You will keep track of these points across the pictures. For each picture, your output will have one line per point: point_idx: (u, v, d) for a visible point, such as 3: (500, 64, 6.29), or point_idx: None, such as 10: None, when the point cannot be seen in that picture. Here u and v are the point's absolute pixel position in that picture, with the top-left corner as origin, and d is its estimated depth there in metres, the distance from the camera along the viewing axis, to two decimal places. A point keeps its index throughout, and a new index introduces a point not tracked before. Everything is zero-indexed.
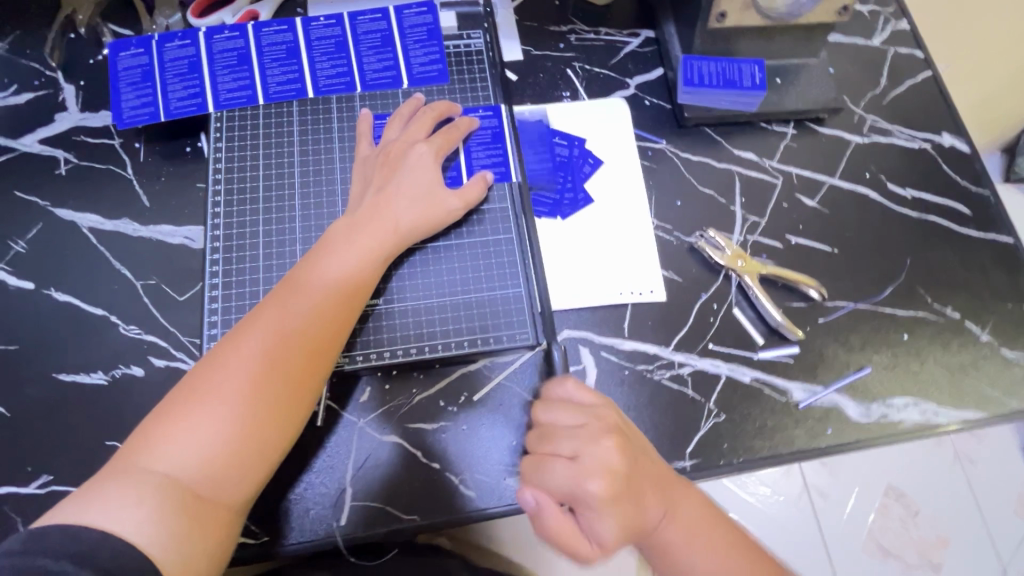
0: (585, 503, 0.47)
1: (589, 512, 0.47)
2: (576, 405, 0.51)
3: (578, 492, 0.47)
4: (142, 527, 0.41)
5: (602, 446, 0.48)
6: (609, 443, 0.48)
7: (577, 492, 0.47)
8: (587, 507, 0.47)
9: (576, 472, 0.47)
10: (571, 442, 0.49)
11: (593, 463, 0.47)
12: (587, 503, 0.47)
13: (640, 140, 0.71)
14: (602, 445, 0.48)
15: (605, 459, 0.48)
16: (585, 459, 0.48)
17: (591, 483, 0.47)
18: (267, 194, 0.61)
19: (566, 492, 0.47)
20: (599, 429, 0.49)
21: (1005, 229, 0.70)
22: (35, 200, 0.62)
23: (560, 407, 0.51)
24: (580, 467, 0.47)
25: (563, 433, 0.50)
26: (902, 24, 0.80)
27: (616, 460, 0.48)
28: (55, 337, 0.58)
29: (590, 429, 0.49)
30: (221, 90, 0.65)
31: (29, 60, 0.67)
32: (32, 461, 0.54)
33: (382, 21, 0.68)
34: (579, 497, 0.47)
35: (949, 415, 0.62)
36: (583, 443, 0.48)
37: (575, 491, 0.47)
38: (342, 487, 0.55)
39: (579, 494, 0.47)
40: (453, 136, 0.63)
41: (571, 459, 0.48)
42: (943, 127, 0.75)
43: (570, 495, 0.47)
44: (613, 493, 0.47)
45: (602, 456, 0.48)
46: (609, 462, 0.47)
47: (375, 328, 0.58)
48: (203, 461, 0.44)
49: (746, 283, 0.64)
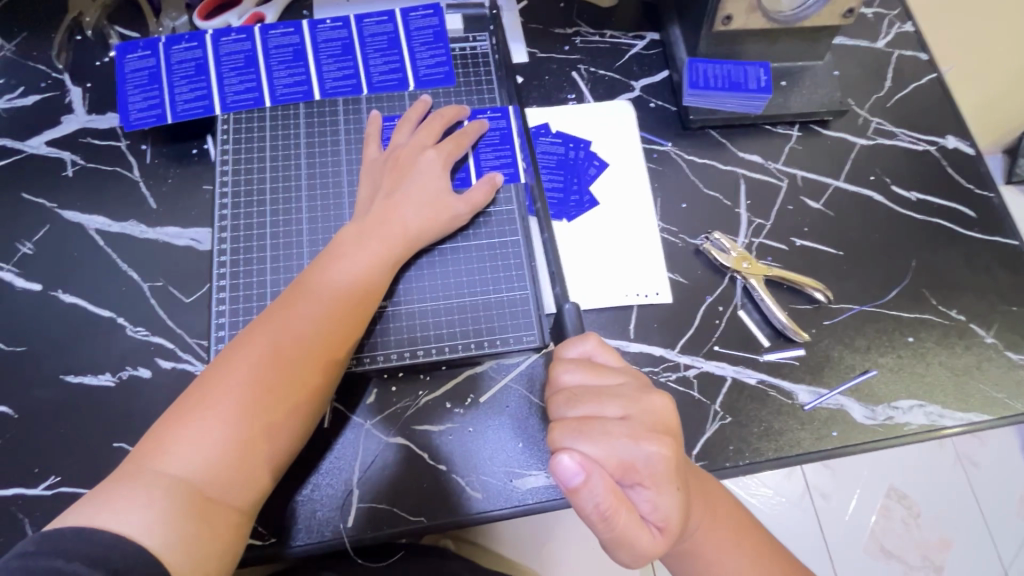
0: (645, 472, 0.43)
1: (648, 484, 0.43)
2: (599, 365, 0.48)
3: (639, 457, 0.43)
4: (152, 528, 0.41)
5: (650, 402, 0.46)
6: (658, 399, 0.47)
7: (634, 457, 0.43)
8: (647, 476, 0.43)
9: (633, 433, 0.44)
10: (618, 402, 0.45)
11: (645, 424, 0.45)
12: (647, 470, 0.43)
13: (646, 143, 0.71)
14: (650, 403, 0.46)
15: (656, 416, 0.46)
16: (638, 419, 0.45)
17: (651, 445, 0.43)
18: (274, 197, 0.62)
19: (624, 461, 0.43)
20: (642, 388, 0.47)
21: (1010, 231, 0.71)
22: (42, 202, 0.62)
23: (588, 367, 0.47)
24: (636, 427, 0.44)
25: (604, 394, 0.46)
26: (907, 27, 0.80)
27: (666, 418, 0.46)
28: (62, 339, 0.58)
29: (632, 388, 0.47)
30: (228, 93, 0.65)
31: (36, 62, 0.67)
32: (40, 462, 0.54)
33: (389, 23, 0.68)
34: (637, 464, 0.43)
35: (954, 417, 0.62)
36: (633, 403, 0.46)
37: (635, 458, 0.43)
38: (349, 489, 0.55)
39: (636, 458, 0.43)
40: (463, 141, 0.63)
41: (622, 419, 0.45)
42: (948, 129, 0.75)
43: (626, 463, 0.43)
44: (671, 457, 0.44)
45: (651, 413, 0.45)
46: (660, 420, 0.46)
47: (382, 330, 0.58)
48: (213, 463, 0.45)
49: (752, 285, 0.64)
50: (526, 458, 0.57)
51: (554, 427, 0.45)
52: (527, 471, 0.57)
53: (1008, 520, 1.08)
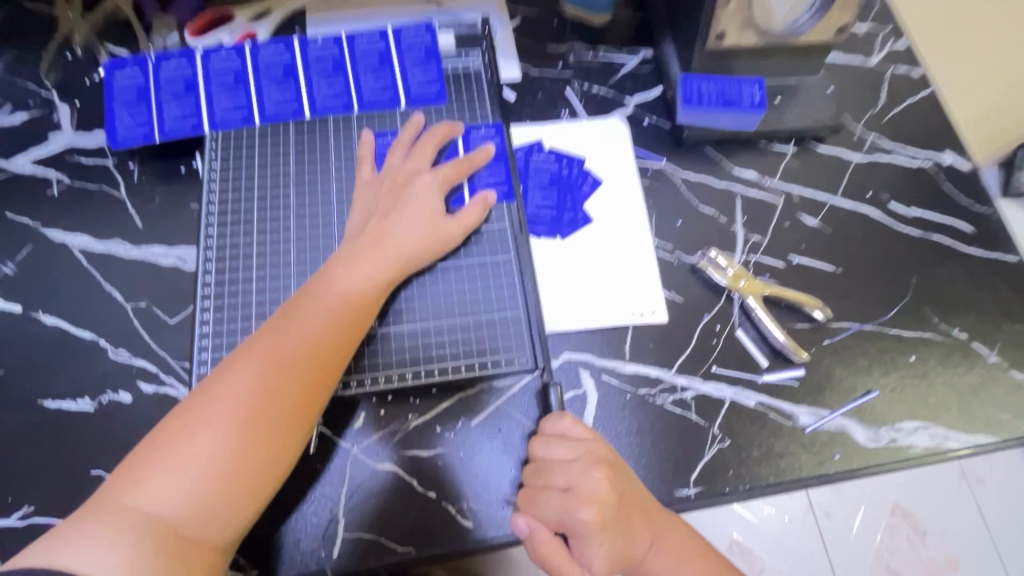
0: (575, 533, 0.49)
1: (581, 543, 0.49)
2: (566, 439, 0.53)
3: (570, 521, 0.49)
4: (121, 569, 0.39)
5: (592, 477, 0.50)
6: (599, 476, 0.50)
7: (566, 521, 0.50)
8: (577, 536, 0.49)
9: (568, 503, 0.50)
10: (563, 476, 0.51)
11: (581, 495, 0.50)
12: (578, 532, 0.49)
13: (640, 159, 0.70)
14: (591, 479, 0.50)
15: (594, 490, 0.50)
16: (577, 491, 0.50)
17: (582, 514, 0.49)
18: (262, 214, 0.61)
19: (560, 522, 0.50)
20: (590, 463, 0.51)
21: (1010, 248, 0.70)
22: (26, 221, 0.61)
23: (553, 443, 0.53)
24: (573, 499, 0.50)
25: (556, 467, 0.52)
26: (900, 43, 0.80)
27: (606, 491, 0.50)
28: (41, 361, 0.56)
29: (582, 463, 0.51)
30: (217, 110, 0.64)
31: (24, 80, 0.67)
32: (13, 491, 0.52)
33: (381, 41, 0.68)
34: (570, 526, 0.49)
35: (959, 439, 0.61)
36: (575, 476, 0.51)
37: (568, 522, 0.49)
38: (335, 517, 0.53)
39: (569, 522, 0.49)
40: (465, 168, 0.62)
41: (564, 491, 0.50)
42: (944, 145, 0.74)
43: (562, 525, 0.50)
44: (601, 523, 0.49)
45: (591, 487, 0.50)
46: (598, 494, 0.50)
47: (371, 352, 0.57)
48: (191, 497, 0.43)
49: (750, 304, 0.63)
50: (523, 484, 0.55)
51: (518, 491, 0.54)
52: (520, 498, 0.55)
53: None
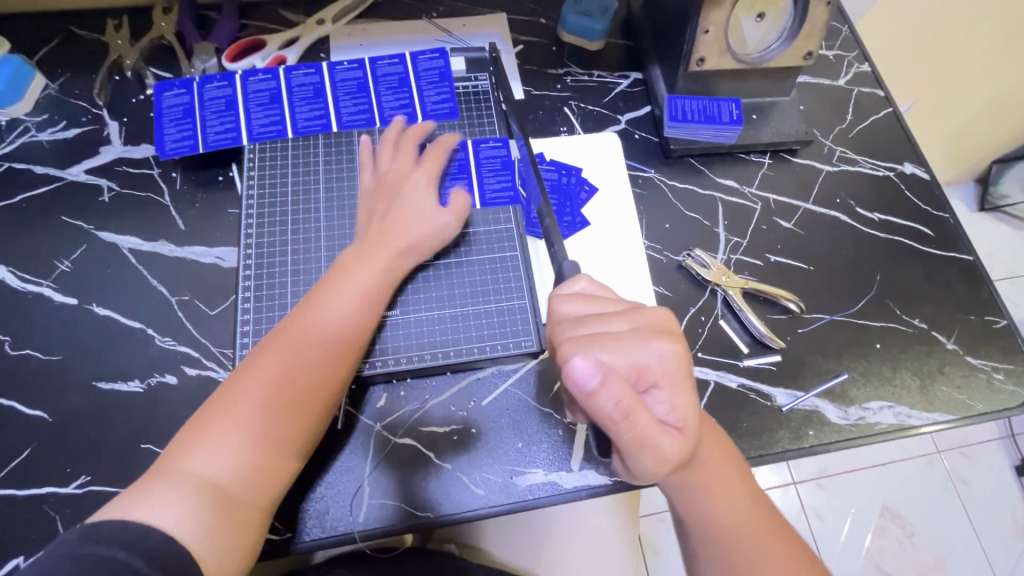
0: (658, 370, 0.48)
1: (662, 386, 0.48)
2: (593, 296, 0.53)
3: (650, 360, 0.48)
4: (181, 523, 0.46)
5: (649, 314, 0.51)
6: (661, 313, 0.51)
7: (645, 361, 0.48)
8: (660, 375, 0.48)
9: (644, 338, 0.48)
10: (622, 318, 0.50)
11: (651, 329, 0.50)
12: (660, 369, 0.48)
13: (631, 170, 0.78)
14: (654, 314, 0.51)
15: (661, 326, 0.51)
16: (643, 327, 0.50)
17: (661, 346, 0.48)
18: (295, 217, 0.68)
19: (637, 365, 0.48)
20: (643, 304, 0.52)
21: (965, 248, 0.77)
22: (80, 224, 0.68)
23: (594, 295, 0.53)
24: (645, 333, 0.49)
25: (607, 315, 0.50)
26: (864, 67, 0.89)
27: (669, 328, 0.51)
28: (95, 348, 0.62)
29: (631, 308, 0.52)
30: (254, 125, 0.72)
31: (78, 99, 0.74)
32: (72, 463, 0.58)
33: (399, 65, 0.76)
34: (649, 366, 0.48)
35: (921, 417, 0.67)
36: (639, 314, 0.50)
37: (648, 360, 0.48)
38: (360, 486, 0.59)
39: (648, 361, 0.48)
40: (438, 164, 0.69)
41: (632, 328, 0.49)
42: (905, 157, 0.83)
43: (639, 367, 0.48)
44: (680, 357, 0.49)
45: (653, 321, 0.51)
46: (665, 328, 0.51)
47: (393, 337, 0.64)
48: (235, 463, 0.49)
49: (731, 297, 0.70)
50: (528, 457, 0.61)
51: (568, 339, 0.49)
52: (525, 468, 0.61)
53: (999, 540, 1.20)
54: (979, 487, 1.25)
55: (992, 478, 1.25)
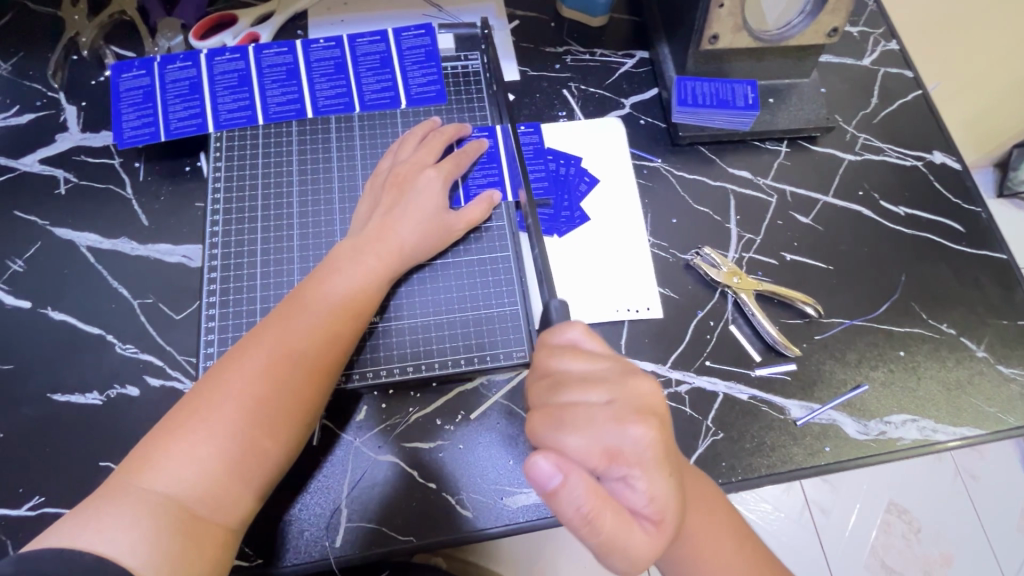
0: (632, 457, 0.40)
1: (638, 472, 0.40)
2: (586, 352, 0.46)
3: (624, 441, 0.40)
4: (137, 548, 0.40)
5: (636, 386, 0.44)
6: (646, 383, 0.44)
7: (618, 444, 0.40)
8: (635, 463, 0.40)
9: (617, 418, 0.41)
10: (603, 388, 0.43)
11: (631, 406, 0.42)
12: (633, 456, 0.40)
13: (636, 159, 0.71)
14: (637, 388, 0.44)
15: (644, 400, 0.43)
16: (623, 402, 0.43)
17: (637, 428, 0.41)
18: (266, 212, 0.62)
19: (609, 447, 0.40)
20: (628, 374, 0.45)
21: (999, 246, 0.71)
22: (34, 219, 0.63)
23: (578, 355, 0.46)
24: (621, 411, 0.42)
25: (589, 381, 0.44)
26: (892, 45, 0.81)
27: (653, 402, 0.44)
28: (51, 356, 0.58)
29: (618, 373, 0.45)
30: (221, 111, 0.65)
31: (31, 81, 0.68)
32: (24, 482, 0.53)
33: (381, 43, 0.70)
34: (624, 449, 0.40)
35: (947, 432, 0.62)
36: (618, 387, 0.43)
37: (619, 443, 0.40)
38: (337, 507, 0.55)
39: (621, 444, 0.40)
40: (462, 161, 0.64)
41: (607, 404, 0.42)
42: (934, 145, 0.76)
43: (611, 450, 0.40)
44: (659, 441, 0.41)
45: (639, 395, 0.43)
46: (648, 403, 0.43)
47: (373, 346, 0.58)
48: (201, 480, 0.44)
49: (742, 300, 0.64)
50: (520, 476, 0.57)
51: (537, 418, 0.43)
52: (518, 488, 0.56)
53: (1010, 533, 1.14)
54: (989, 483, 1.18)
55: (1005, 475, 1.19)
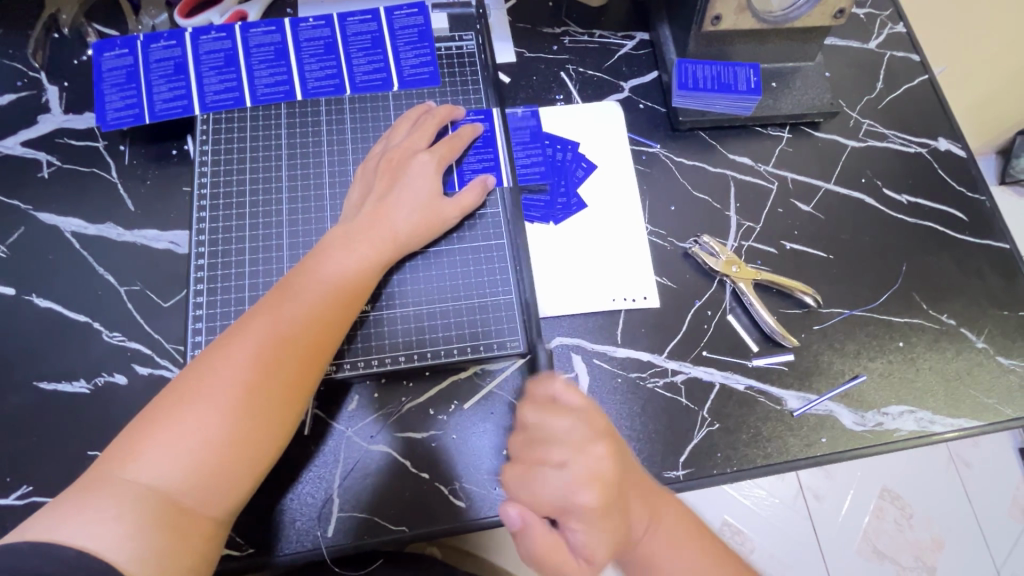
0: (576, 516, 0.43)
1: (580, 528, 0.43)
2: (562, 406, 0.47)
3: (570, 503, 0.43)
4: (120, 543, 0.39)
5: (595, 450, 0.44)
6: (602, 449, 0.45)
7: (565, 503, 0.43)
8: (579, 520, 0.43)
9: (572, 480, 0.43)
10: (562, 450, 0.45)
11: (585, 472, 0.44)
12: (579, 515, 0.43)
13: (635, 145, 0.70)
14: (594, 453, 0.44)
15: (598, 466, 0.44)
16: (579, 467, 0.44)
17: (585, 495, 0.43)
18: (254, 198, 0.60)
19: (556, 504, 0.43)
20: (591, 436, 0.45)
21: (1001, 235, 0.70)
22: (17, 204, 0.61)
23: (546, 408, 0.46)
24: (574, 476, 0.43)
25: (552, 439, 0.45)
26: (899, 27, 0.79)
27: (609, 468, 0.44)
28: (36, 345, 0.57)
29: (581, 434, 0.45)
30: (208, 92, 0.64)
31: (11, 60, 0.66)
32: (12, 472, 0.53)
33: (373, 22, 0.67)
34: (569, 508, 0.43)
35: (944, 423, 0.62)
36: (576, 452, 0.44)
37: (568, 504, 0.43)
38: (329, 497, 0.54)
39: (568, 505, 0.43)
40: (456, 146, 0.62)
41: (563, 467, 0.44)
42: (939, 132, 0.74)
43: (558, 507, 0.43)
44: (604, 505, 0.43)
45: (595, 461, 0.44)
46: (602, 471, 0.44)
47: (365, 335, 0.57)
48: (186, 472, 0.43)
49: (741, 289, 0.63)
50: None
51: (506, 468, 0.47)
52: None
53: (1001, 521, 1.15)
54: (981, 470, 1.19)
55: (998, 463, 1.19)
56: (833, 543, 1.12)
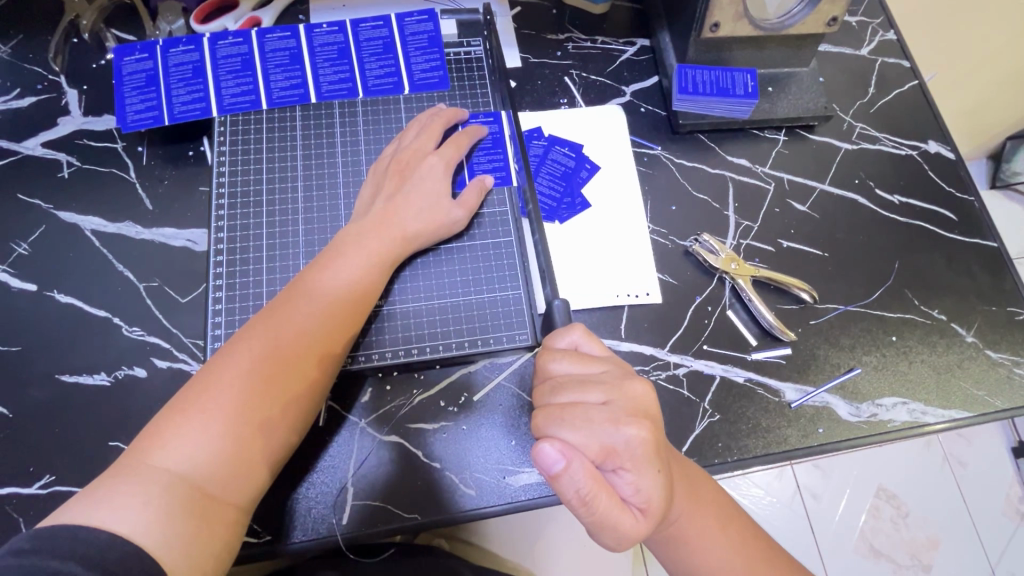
0: (627, 455, 0.43)
1: (629, 468, 0.44)
2: (585, 354, 0.49)
3: (618, 441, 0.43)
4: (150, 527, 0.41)
5: (632, 388, 0.47)
6: (640, 385, 0.47)
7: (613, 442, 0.43)
8: (629, 460, 0.43)
9: (612, 416, 0.44)
10: (601, 389, 0.46)
11: (626, 408, 0.45)
12: (628, 454, 0.43)
13: (637, 147, 0.72)
14: (632, 390, 0.46)
15: (638, 402, 0.46)
16: (618, 403, 0.46)
17: (632, 428, 0.44)
18: (271, 197, 0.62)
19: (605, 445, 0.43)
20: (623, 374, 0.48)
21: (989, 234, 0.73)
22: (38, 203, 0.63)
23: (574, 357, 0.49)
24: (617, 412, 0.45)
25: (588, 382, 0.47)
26: (890, 35, 0.82)
27: (647, 404, 0.46)
28: (58, 339, 0.58)
29: (615, 375, 0.48)
30: (225, 95, 0.66)
31: (32, 64, 0.68)
32: (35, 462, 0.54)
33: (384, 28, 0.70)
34: (618, 447, 0.43)
35: (936, 414, 0.64)
36: (615, 389, 0.46)
37: (617, 441, 0.43)
38: (343, 486, 0.56)
39: (616, 442, 0.43)
40: (463, 144, 0.64)
41: (604, 405, 0.45)
42: (929, 135, 0.77)
43: (607, 447, 0.43)
44: (651, 440, 0.44)
45: (635, 397, 0.46)
46: (642, 405, 0.46)
47: (377, 329, 0.59)
48: (211, 459, 0.45)
49: (740, 286, 0.65)
50: (521, 457, 0.58)
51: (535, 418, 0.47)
52: (519, 468, 0.58)
53: (994, 518, 1.17)
54: (975, 468, 1.21)
55: (991, 461, 1.22)
56: (830, 541, 1.14)
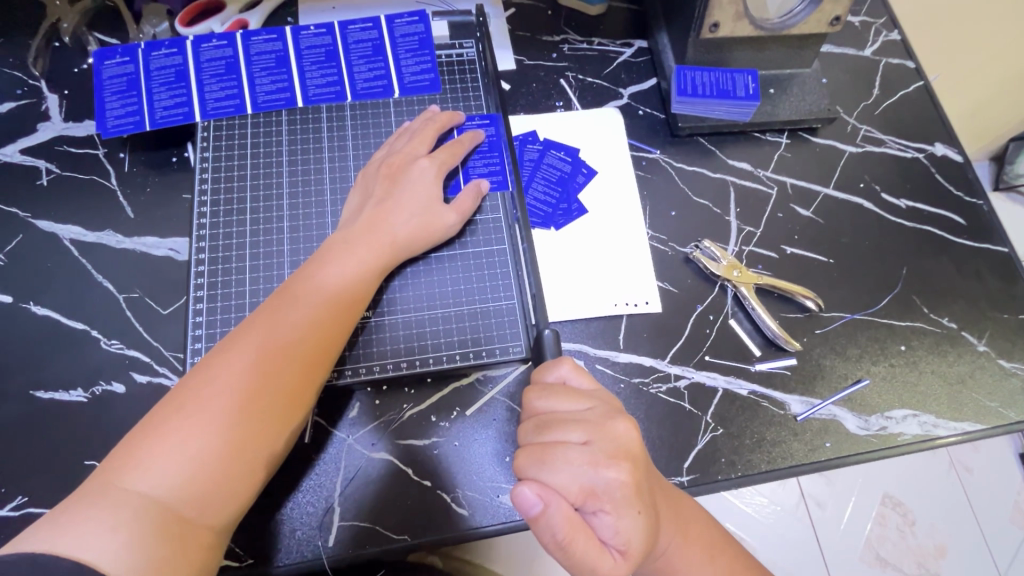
0: (606, 497, 0.41)
1: (609, 509, 0.41)
2: (573, 390, 0.47)
3: (599, 482, 0.41)
4: (119, 555, 0.38)
5: (614, 428, 0.44)
6: (623, 424, 0.44)
7: (593, 484, 0.41)
8: (609, 502, 0.41)
9: (593, 457, 0.42)
10: (583, 428, 0.44)
11: (608, 448, 0.43)
12: (608, 496, 0.41)
13: (635, 150, 0.70)
14: (615, 430, 0.44)
15: (620, 442, 0.44)
16: (601, 444, 0.43)
17: (611, 471, 0.42)
18: (255, 204, 0.60)
19: (585, 486, 0.41)
20: (609, 413, 0.45)
21: (1000, 239, 0.70)
22: (16, 211, 0.61)
23: (560, 393, 0.46)
24: (598, 453, 0.42)
25: (571, 419, 0.44)
26: (894, 35, 0.80)
27: (631, 444, 0.44)
28: (34, 353, 0.56)
29: (599, 413, 0.45)
30: (208, 100, 0.64)
31: (11, 68, 0.66)
32: (7, 482, 0.52)
33: (373, 30, 0.68)
34: (599, 489, 0.41)
35: (948, 427, 0.61)
36: (598, 428, 0.44)
37: (597, 482, 0.41)
38: (330, 506, 0.53)
39: (596, 483, 0.41)
40: (459, 150, 0.62)
41: (585, 445, 0.43)
42: (935, 137, 0.75)
43: (587, 489, 0.41)
44: (633, 481, 0.42)
45: (618, 438, 0.44)
46: (625, 445, 0.44)
47: (365, 341, 0.57)
48: (187, 480, 0.42)
49: (742, 294, 0.63)
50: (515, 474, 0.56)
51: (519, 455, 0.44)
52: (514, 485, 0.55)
53: (1004, 526, 1.14)
54: (983, 475, 1.18)
55: (999, 468, 1.19)
56: (835, 550, 1.11)
